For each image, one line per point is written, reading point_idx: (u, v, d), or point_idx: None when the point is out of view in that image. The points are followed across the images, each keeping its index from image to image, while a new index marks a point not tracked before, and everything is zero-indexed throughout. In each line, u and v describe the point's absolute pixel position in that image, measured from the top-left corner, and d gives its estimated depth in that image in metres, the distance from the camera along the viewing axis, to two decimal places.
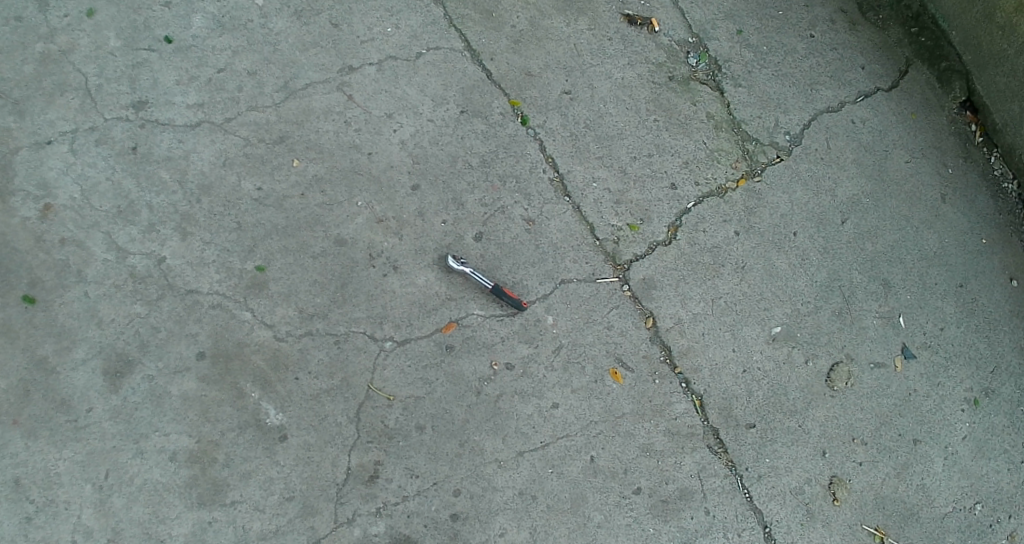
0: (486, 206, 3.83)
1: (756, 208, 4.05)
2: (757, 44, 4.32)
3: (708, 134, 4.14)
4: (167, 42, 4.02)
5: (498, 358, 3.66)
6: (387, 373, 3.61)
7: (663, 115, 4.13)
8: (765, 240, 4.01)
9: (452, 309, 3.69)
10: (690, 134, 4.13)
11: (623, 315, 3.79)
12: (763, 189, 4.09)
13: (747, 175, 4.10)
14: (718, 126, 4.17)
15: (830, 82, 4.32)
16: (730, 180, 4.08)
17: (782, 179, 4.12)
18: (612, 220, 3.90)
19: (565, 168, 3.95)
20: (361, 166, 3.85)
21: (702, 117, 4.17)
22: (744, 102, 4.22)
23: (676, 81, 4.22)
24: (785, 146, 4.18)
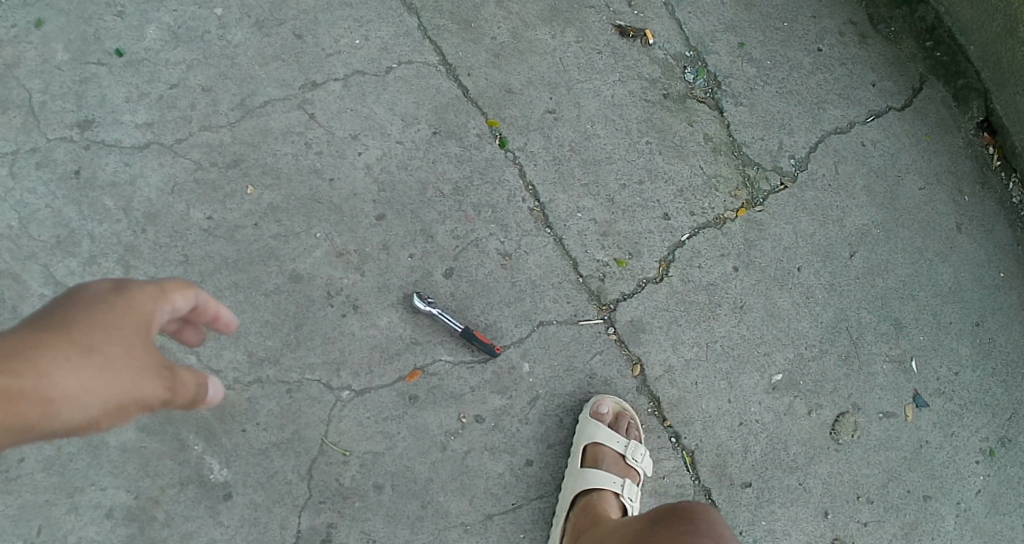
0: (458, 238, 3.48)
1: (757, 240, 3.71)
2: (760, 59, 3.96)
3: (705, 159, 3.80)
4: (118, 55, 3.66)
5: (467, 410, 3.30)
6: (344, 426, 3.25)
7: (656, 137, 3.79)
8: (766, 277, 3.67)
9: (417, 355, 3.32)
10: (686, 159, 3.78)
11: (608, 362, 3.44)
12: (764, 220, 3.75)
13: (747, 205, 3.76)
14: (716, 150, 3.82)
15: (838, 100, 3.95)
16: (728, 210, 3.74)
17: (785, 209, 3.78)
18: (596, 254, 3.54)
19: (547, 197, 3.59)
20: (321, 193, 3.51)
21: (698, 139, 3.82)
22: (745, 122, 3.87)
23: (671, 99, 3.86)
24: (789, 172, 3.83)
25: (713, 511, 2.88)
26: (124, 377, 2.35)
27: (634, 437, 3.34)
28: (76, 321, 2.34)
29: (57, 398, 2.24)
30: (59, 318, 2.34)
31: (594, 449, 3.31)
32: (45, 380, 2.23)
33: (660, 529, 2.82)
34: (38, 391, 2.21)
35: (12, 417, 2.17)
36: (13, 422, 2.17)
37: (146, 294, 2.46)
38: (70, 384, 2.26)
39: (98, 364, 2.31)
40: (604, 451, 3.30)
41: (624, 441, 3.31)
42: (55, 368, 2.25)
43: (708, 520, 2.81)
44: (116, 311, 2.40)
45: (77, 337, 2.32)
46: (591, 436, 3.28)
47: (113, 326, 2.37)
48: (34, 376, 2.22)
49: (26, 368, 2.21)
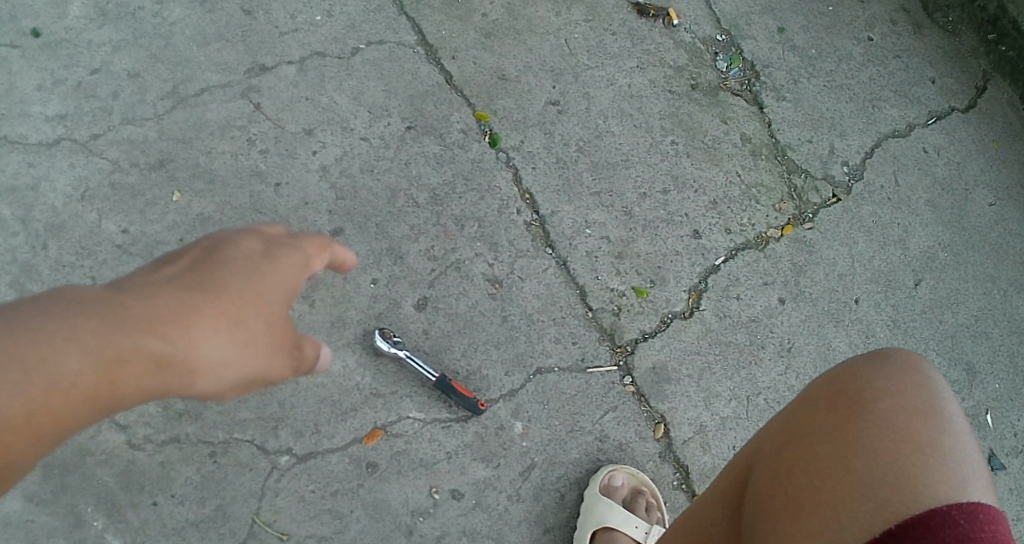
0: (433, 261, 2.73)
1: (807, 265, 3.02)
2: (804, 47, 3.25)
3: (743, 164, 3.09)
4: (34, 35, 2.90)
5: (441, 483, 2.54)
6: (282, 502, 2.46)
7: (684, 135, 3.08)
8: (818, 311, 2.97)
9: (377, 410, 2.55)
10: (720, 163, 3.07)
11: (623, 421, 2.67)
12: (815, 239, 3.05)
13: (794, 221, 3.06)
14: (757, 153, 3.11)
15: (895, 98, 3.24)
16: (773, 226, 3.04)
17: (840, 227, 3.07)
18: (609, 282, 2.78)
19: (548, 208, 2.85)
20: (264, 201, 2.81)
21: (734, 140, 3.11)
22: (790, 121, 3.16)
23: (701, 91, 3.15)
24: (843, 182, 3.12)
25: (937, 374, 1.92)
26: (252, 353, 1.89)
27: (657, 521, 2.61)
28: (220, 276, 1.90)
29: (176, 367, 1.79)
30: (209, 273, 1.90)
31: (605, 536, 2.56)
32: (168, 343, 1.77)
33: (873, 403, 1.84)
34: (155, 355, 1.75)
35: (112, 386, 1.71)
36: (113, 390, 1.71)
37: (292, 254, 2.04)
38: (198, 352, 1.81)
39: (237, 330, 1.87)
40: (618, 538, 2.56)
41: (644, 525, 2.59)
42: (181, 329, 1.79)
43: (934, 390, 1.87)
44: (264, 272, 1.96)
45: (218, 294, 1.87)
46: (602, 520, 2.53)
47: (258, 291, 1.93)
48: (156, 337, 1.75)
49: (149, 326, 1.75)
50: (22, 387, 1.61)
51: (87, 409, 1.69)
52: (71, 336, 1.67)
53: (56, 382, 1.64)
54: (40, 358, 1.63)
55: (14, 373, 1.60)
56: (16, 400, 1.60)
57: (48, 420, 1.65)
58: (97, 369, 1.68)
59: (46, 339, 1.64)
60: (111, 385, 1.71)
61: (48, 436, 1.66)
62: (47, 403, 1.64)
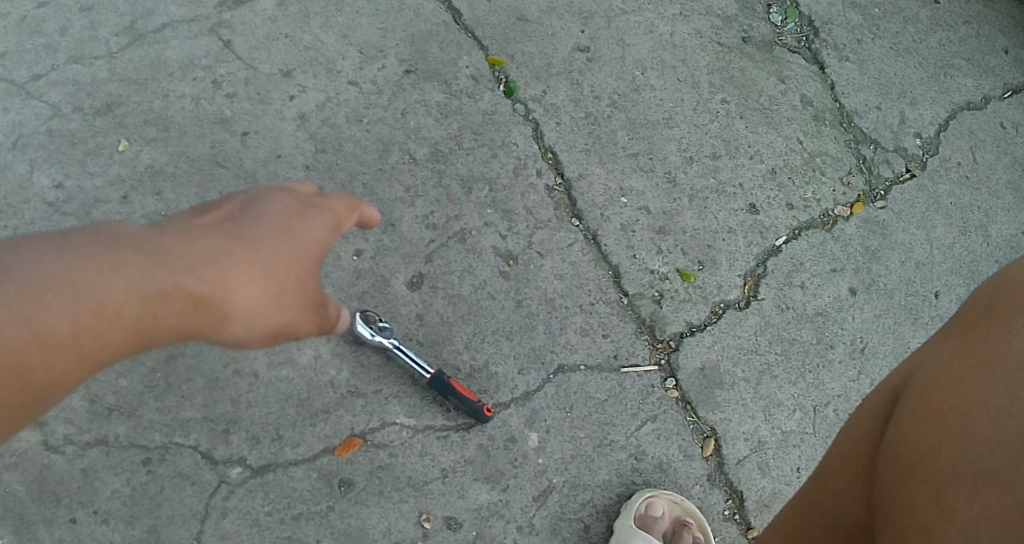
0: (432, 230, 2.10)
1: (879, 251, 2.47)
2: (865, 4, 2.73)
3: (804, 130, 2.56)
4: None
5: (433, 509, 1.90)
6: (230, 527, 1.84)
7: (736, 94, 2.56)
8: (894, 305, 2.43)
9: (356, 414, 1.92)
10: (778, 128, 2.55)
11: (664, 436, 2.03)
12: (888, 222, 2.50)
13: (865, 199, 2.52)
14: (819, 119, 2.58)
15: (969, 67, 2.71)
16: (841, 204, 2.50)
17: (915, 208, 2.53)
18: (647, 263, 2.17)
19: (575, 171, 2.35)
20: (228, 153, 2.30)
21: (794, 102, 2.58)
22: (856, 84, 2.63)
23: (753, 45, 2.63)
24: (916, 155, 2.59)
25: None
26: (289, 306, 1.45)
27: None
28: (259, 212, 1.46)
29: (207, 311, 1.37)
30: (241, 216, 1.45)
31: None
32: (202, 280, 1.36)
33: None
34: (188, 292, 1.34)
35: (143, 327, 1.32)
36: (142, 331, 1.33)
37: (328, 205, 1.53)
38: (232, 295, 1.38)
39: (280, 275, 1.43)
40: None
41: None
42: (214, 265, 1.37)
43: None
44: (309, 214, 1.50)
45: (255, 233, 1.43)
46: None
47: (295, 239, 1.46)
48: (189, 271, 1.35)
49: (179, 257, 1.35)
50: (43, 316, 1.24)
51: (116, 352, 1.32)
52: (100, 260, 1.29)
53: (84, 315, 1.27)
54: (65, 283, 1.25)
55: (30, 299, 1.23)
56: (35, 333, 1.23)
57: (74, 360, 1.28)
58: (128, 303, 1.30)
59: (69, 262, 1.27)
60: (142, 325, 1.32)
61: (71, 380, 1.30)
62: (70, 341, 1.26)
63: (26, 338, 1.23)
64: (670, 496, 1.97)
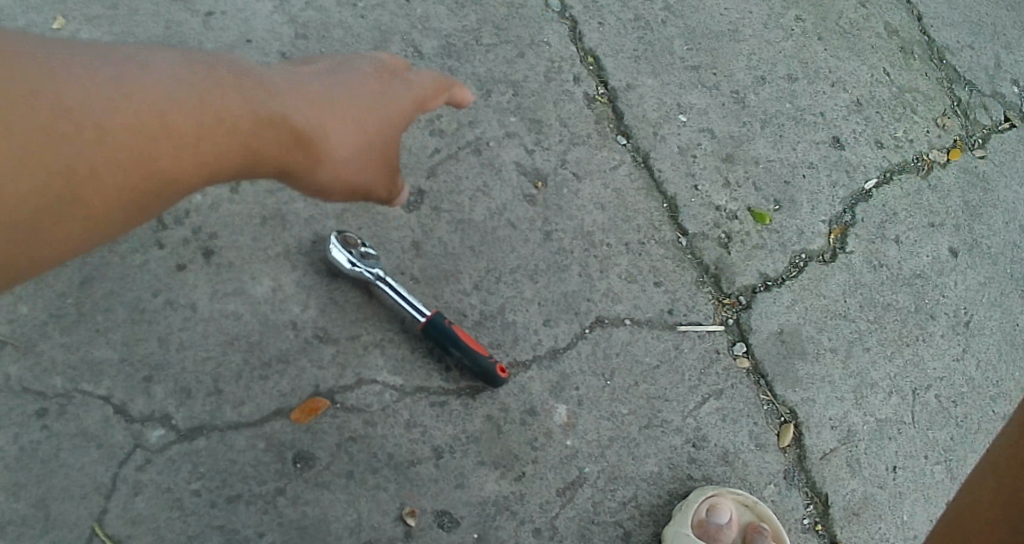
0: (439, 138, 1.63)
1: (979, 207, 1.89)
2: None
3: (890, 61, 1.99)
4: None
5: (419, 500, 1.43)
6: (144, 508, 1.37)
7: (811, 11, 2.01)
8: (999, 273, 1.84)
9: (324, 366, 1.46)
10: (861, 54, 1.99)
11: (729, 420, 1.56)
12: (991, 175, 1.93)
13: (963, 145, 1.95)
14: (905, 52, 2.01)
15: None
16: (936, 148, 1.93)
17: (1018, 163, 1.96)
18: (711, 197, 1.70)
19: (624, 81, 1.80)
20: (186, 39, 1.70)
21: (876, 30, 2.02)
22: (946, 18, 2.06)
23: None
24: (1018, 102, 2.02)
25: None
26: (380, 166, 1.15)
27: None
28: (354, 61, 1.17)
29: (300, 149, 1.06)
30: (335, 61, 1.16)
31: None
32: (310, 111, 1.06)
33: None
34: (297, 121, 1.05)
35: (249, 151, 1.02)
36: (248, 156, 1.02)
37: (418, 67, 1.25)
38: (337, 133, 1.08)
39: (380, 122, 1.13)
40: None
41: None
42: (314, 99, 1.08)
43: None
44: (395, 75, 1.19)
45: (355, 77, 1.14)
46: None
47: (391, 93, 1.16)
48: (298, 99, 1.06)
49: (278, 85, 1.05)
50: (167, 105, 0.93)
51: (217, 175, 1.01)
52: (212, 67, 1.00)
53: (205, 116, 0.96)
54: (185, 77, 0.96)
55: (153, 84, 0.93)
56: (156, 119, 0.92)
57: (187, 169, 0.96)
58: (248, 115, 1.00)
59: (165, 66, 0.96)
60: (254, 147, 1.02)
61: (168, 198, 0.98)
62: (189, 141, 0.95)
63: (147, 125, 0.92)
64: (739, 497, 1.49)
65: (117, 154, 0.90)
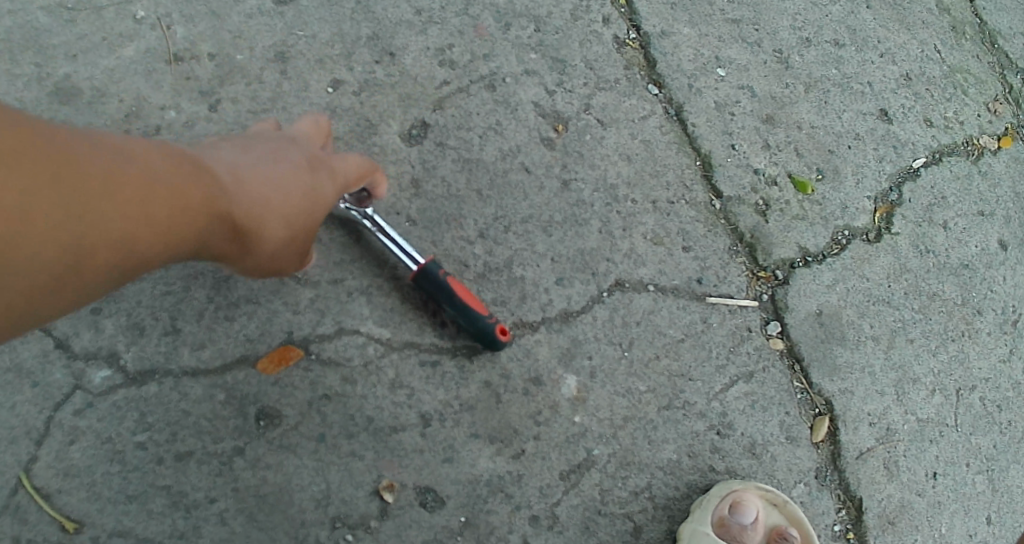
0: (448, 68, 1.47)
1: None
2: None
3: (942, 33, 1.71)
4: None
5: (398, 472, 1.25)
6: (79, 459, 1.20)
7: None
8: None
9: (300, 312, 1.28)
10: (911, 25, 1.70)
11: (756, 406, 1.38)
12: None
13: (1016, 132, 1.68)
14: (958, 30, 1.72)
15: None
16: (988, 134, 1.66)
17: None
18: (749, 159, 1.52)
19: (657, 26, 1.57)
20: None
21: (927, 5, 1.72)
22: (998, 3, 1.76)
23: None
24: None
25: None
26: (299, 252, 1.14)
27: None
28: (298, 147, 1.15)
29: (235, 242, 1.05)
30: (282, 148, 1.13)
31: None
32: (254, 202, 1.05)
33: None
34: (236, 220, 1.03)
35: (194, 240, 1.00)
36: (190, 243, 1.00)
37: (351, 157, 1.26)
38: (271, 231, 1.07)
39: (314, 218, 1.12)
40: None
41: None
42: (261, 197, 1.06)
43: None
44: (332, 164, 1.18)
45: (291, 161, 1.11)
46: None
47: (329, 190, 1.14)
48: (244, 201, 1.04)
49: (227, 181, 1.03)
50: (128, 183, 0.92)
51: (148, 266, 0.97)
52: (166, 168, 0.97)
53: (164, 200, 0.95)
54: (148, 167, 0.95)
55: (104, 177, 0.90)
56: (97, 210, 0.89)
57: (122, 259, 0.92)
58: (201, 202, 0.99)
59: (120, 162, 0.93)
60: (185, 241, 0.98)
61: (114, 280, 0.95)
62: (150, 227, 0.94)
63: (91, 212, 0.88)
64: (768, 495, 1.32)
65: (76, 224, 0.87)
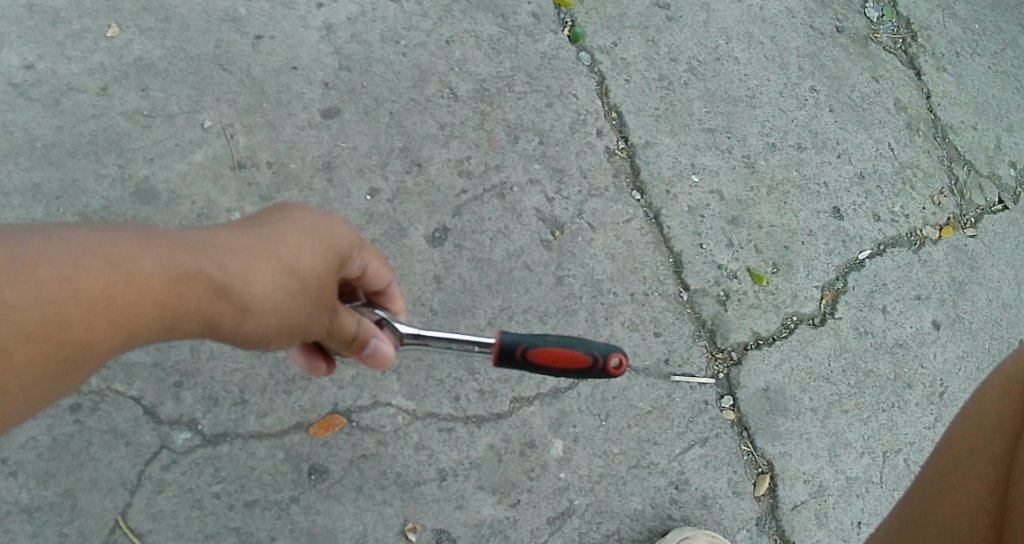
0: (466, 178, 1.79)
1: (969, 284, 1.92)
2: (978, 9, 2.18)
3: (898, 136, 2.02)
4: None
5: (421, 516, 1.56)
6: (165, 506, 1.50)
7: (825, 83, 2.04)
8: (981, 351, 1.88)
9: (344, 386, 1.59)
10: (869, 127, 2.02)
11: (710, 465, 1.68)
12: (980, 253, 1.95)
13: (956, 223, 1.97)
14: (912, 126, 2.03)
15: None
16: (931, 223, 1.96)
17: (1008, 243, 1.97)
18: (715, 256, 1.83)
19: (642, 136, 1.90)
20: (233, 56, 1.85)
21: (886, 105, 2.04)
22: (954, 97, 2.07)
23: (846, 37, 2.09)
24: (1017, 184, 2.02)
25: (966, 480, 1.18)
26: (313, 303, 1.14)
27: None
28: (287, 216, 1.18)
29: (221, 301, 1.06)
30: (262, 222, 1.16)
31: None
32: (232, 261, 1.07)
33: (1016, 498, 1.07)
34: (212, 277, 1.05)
35: (167, 310, 1.01)
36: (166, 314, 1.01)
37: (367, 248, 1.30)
38: (258, 286, 1.09)
39: (307, 266, 1.13)
40: None
41: None
42: (236, 255, 1.08)
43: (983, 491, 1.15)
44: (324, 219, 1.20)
45: (276, 228, 1.15)
46: None
47: (316, 241, 1.16)
48: (217, 261, 1.06)
49: (196, 243, 1.06)
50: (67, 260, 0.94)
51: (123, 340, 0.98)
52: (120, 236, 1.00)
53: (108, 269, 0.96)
54: (99, 243, 0.97)
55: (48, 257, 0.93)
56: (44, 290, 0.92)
57: (84, 334, 0.95)
58: (161, 265, 1.00)
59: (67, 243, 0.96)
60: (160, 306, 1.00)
61: (88, 368, 0.97)
62: (97, 308, 0.95)
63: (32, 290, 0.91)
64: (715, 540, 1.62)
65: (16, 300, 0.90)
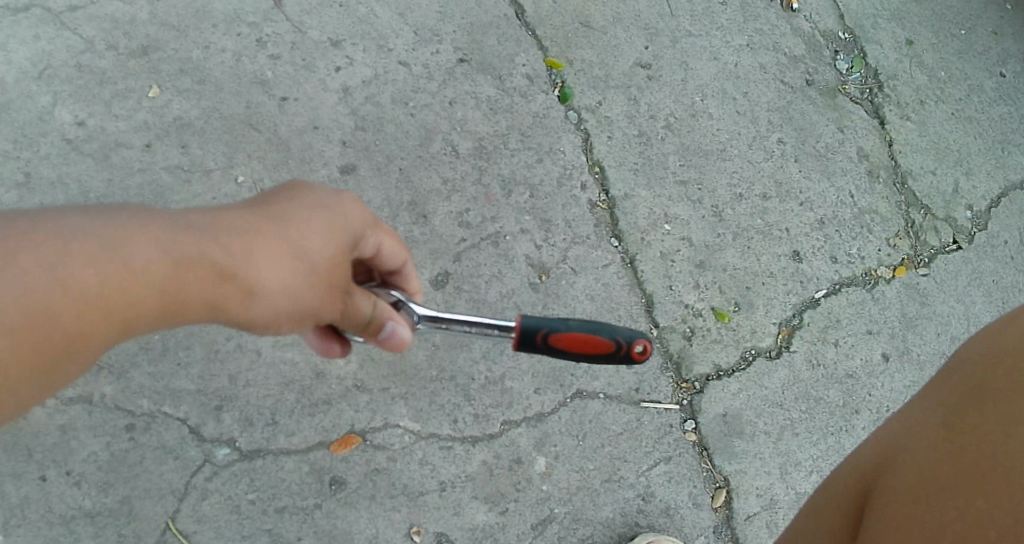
0: (465, 228, 2.06)
1: (919, 319, 2.17)
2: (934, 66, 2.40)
3: (859, 184, 2.27)
4: None
5: (424, 521, 1.81)
6: (208, 510, 1.76)
7: (794, 134, 2.28)
8: (925, 379, 2.13)
9: (359, 410, 1.85)
10: (832, 176, 2.26)
11: (674, 480, 1.94)
12: (929, 291, 2.20)
13: (910, 263, 2.22)
14: (873, 174, 2.28)
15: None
16: (886, 264, 2.21)
17: (953, 282, 2.22)
18: (682, 296, 2.09)
19: (621, 188, 2.16)
20: (262, 116, 2.11)
21: (849, 154, 2.29)
22: (915, 145, 2.32)
23: (817, 89, 2.33)
24: (966, 226, 2.27)
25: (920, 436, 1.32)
26: (320, 285, 1.30)
27: None
28: (295, 204, 1.34)
29: (228, 284, 1.22)
30: (272, 208, 1.32)
31: None
32: (240, 249, 1.24)
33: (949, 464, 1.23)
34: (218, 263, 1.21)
35: (172, 294, 1.17)
36: (170, 302, 1.17)
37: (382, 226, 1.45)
38: (263, 272, 1.25)
39: (307, 253, 1.29)
40: None
41: None
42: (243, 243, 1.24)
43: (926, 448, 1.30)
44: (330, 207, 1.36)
45: (284, 216, 1.31)
46: None
47: (318, 230, 1.32)
48: (225, 248, 1.22)
49: (207, 229, 1.22)
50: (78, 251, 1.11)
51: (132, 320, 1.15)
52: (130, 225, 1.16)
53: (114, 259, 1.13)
54: (109, 233, 1.14)
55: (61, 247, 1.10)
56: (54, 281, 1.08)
57: (91, 318, 1.11)
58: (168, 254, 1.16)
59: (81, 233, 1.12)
60: (166, 288, 1.16)
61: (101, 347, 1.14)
62: (100, 298, 1.11)
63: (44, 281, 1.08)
64: None
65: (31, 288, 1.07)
